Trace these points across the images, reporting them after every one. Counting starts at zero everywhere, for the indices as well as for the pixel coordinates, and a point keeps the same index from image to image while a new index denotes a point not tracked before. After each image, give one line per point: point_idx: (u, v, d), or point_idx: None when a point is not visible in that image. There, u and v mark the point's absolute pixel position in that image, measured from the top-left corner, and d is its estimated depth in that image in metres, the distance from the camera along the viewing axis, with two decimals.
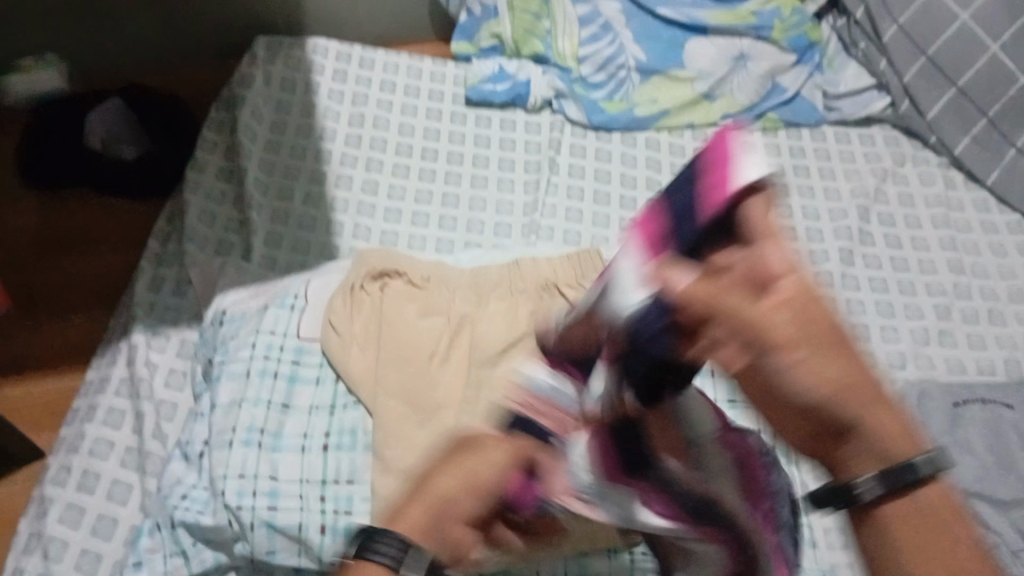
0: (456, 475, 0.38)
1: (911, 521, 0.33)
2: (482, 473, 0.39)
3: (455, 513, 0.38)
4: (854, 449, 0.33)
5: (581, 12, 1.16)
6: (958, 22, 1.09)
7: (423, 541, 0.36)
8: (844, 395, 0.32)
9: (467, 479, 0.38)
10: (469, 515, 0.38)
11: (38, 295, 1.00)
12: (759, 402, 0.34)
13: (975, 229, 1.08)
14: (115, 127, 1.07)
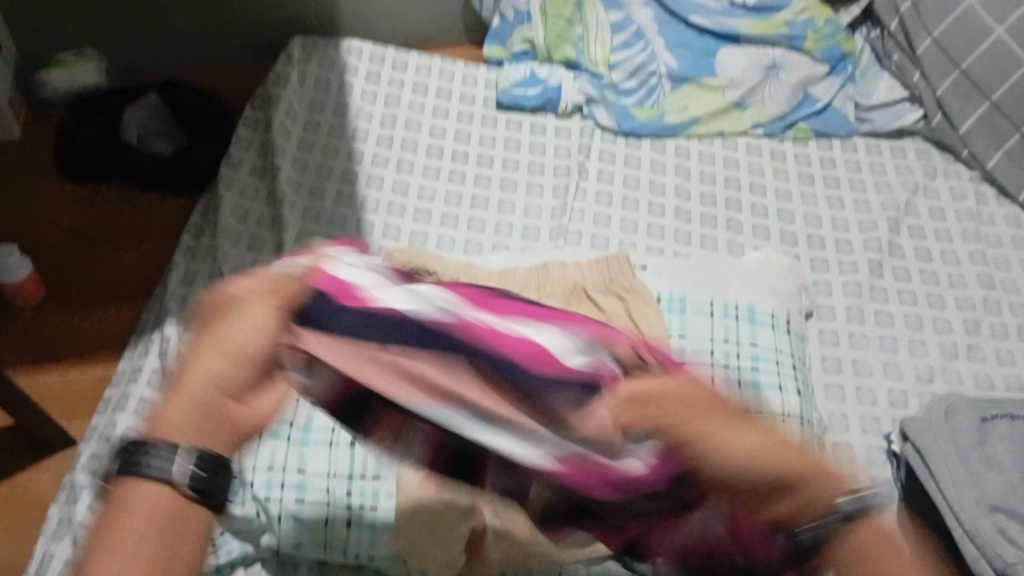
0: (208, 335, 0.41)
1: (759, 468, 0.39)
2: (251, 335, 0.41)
3: (228, 400, 0.41)
4: (803, 506, 0.39)
5: (613, 19, 1.16)
6: (993, 37, 1.08)
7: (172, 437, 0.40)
8: (682, 417, 0.38)
9: (241, 344, 0.41)
10: (222, 425, 0.41)
11: (73, 287, 1.01)
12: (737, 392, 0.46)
13: (1005, 244, 1.07)
14: (151, 124, 1.11)
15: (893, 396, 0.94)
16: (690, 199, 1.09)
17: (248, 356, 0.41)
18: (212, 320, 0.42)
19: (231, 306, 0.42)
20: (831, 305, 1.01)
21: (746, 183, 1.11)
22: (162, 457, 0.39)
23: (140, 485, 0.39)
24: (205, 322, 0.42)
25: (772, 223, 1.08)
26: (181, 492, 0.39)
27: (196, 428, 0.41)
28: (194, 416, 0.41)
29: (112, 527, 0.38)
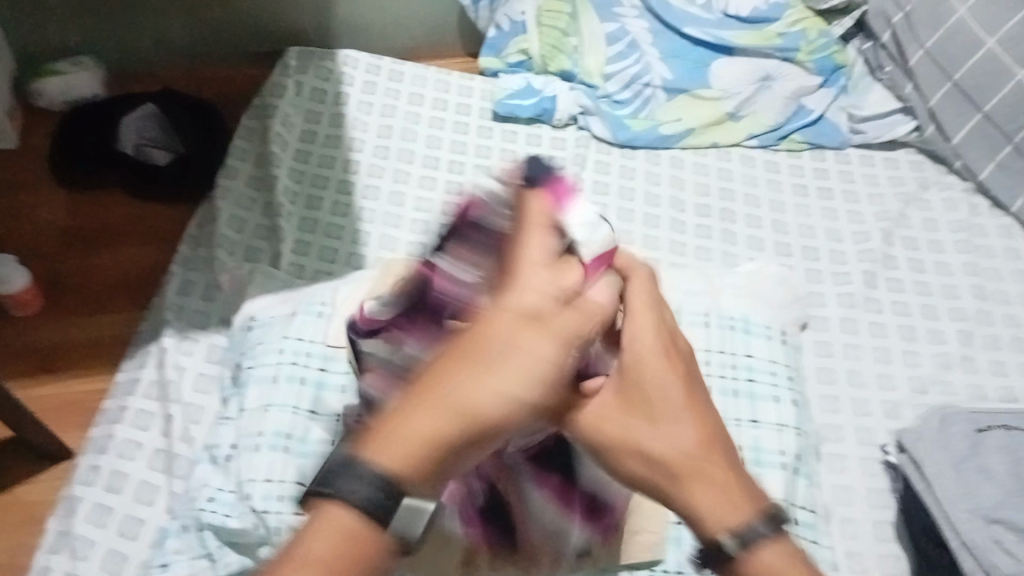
0: (467, 360, 0.44)
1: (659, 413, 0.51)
2: (509, 380, 0.43)
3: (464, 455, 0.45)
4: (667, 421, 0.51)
5: (608, 30, 1.17)
6: (985, 49, 1.09)
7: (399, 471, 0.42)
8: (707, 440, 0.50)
9: (486, 416, 0.43)
10: (458, 446, 0.43)
11: (69, 297, 1.01)
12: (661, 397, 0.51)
13: (998, 255, 1.08)
14: (146, 131, 1.11)
15: (887, 406, 0.94)
16: (685, 210, 1.10)
17: (482, 421, 0.43)
18: (483, 344, 0.44)
19: (488, 333, 0.45)
20: (825, 316, 1.01)
21: (740, 194, 1.12)
22: (369, 487, 0.42)
23: (336, 507, 0.43)
24: (477, 344, 0.45)
25: (766, 233, 1.09)
26: (376, 523, 0.43)
27: (447, 454, 0.43)
28: (418, 449, 0.43)
29: (299, 556, 0.41)
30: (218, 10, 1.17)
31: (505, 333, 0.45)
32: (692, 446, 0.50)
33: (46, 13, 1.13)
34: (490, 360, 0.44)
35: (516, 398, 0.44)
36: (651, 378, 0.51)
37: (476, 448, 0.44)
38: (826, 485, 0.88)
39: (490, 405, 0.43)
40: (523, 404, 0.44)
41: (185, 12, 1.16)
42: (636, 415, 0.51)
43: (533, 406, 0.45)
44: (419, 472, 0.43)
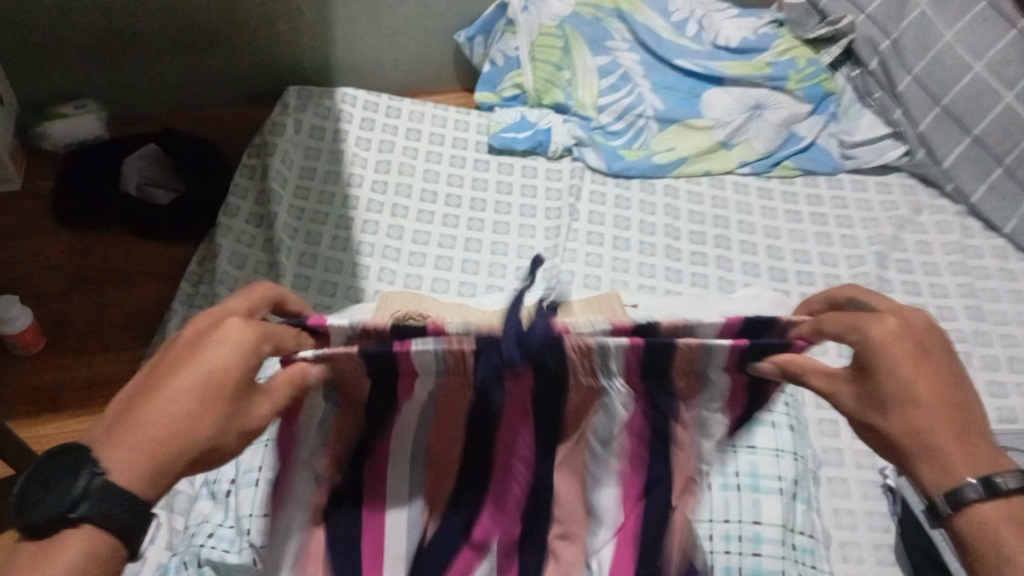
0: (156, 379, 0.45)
1: (898, 383, 0.46)
2: (233, 375, 0.46)
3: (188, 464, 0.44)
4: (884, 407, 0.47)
5: (600, 63, 1.20)
6: (972, 72, 1.12)
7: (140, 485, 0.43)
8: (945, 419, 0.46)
9: (182, 393, 0.44)
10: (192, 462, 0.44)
11: (73, 337, 1.02)
12: (899, 373, 0.47)
13: (993, 276, 1.09)
14: (150, 173, 1.14)
15: None
16: (680, 238, 1.11)
17: (185, 409, 0.44)
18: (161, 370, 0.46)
19: (186, 343, 0.46)
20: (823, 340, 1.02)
21: (735, 222, 1.13)
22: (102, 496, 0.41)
23: (84, 526, 0.42)
24: (189, 348, 0.46)
25: (761, 259, 1.10)
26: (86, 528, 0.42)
27: (160, 443, 0.43)
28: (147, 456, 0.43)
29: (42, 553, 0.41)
30: (217, 51, 1.19)
31: (220, 331, 0.47)
32: (950, 426, 0.46)
33: (51, 61, 1.15)
34: (179, 363, 0.45)
35: (221, 396, 0.45)
36: (889, 358, 0.47)
37: (209, 454, 0.45)
38: (826, 509, 0.88)
39: (185, 393, 0.44)
40: (249, 414, 0.47)
41: (185, 54, 1.18)
42: (863, 423, 0.49)
43: (253, 414, 0.48)
44: (151, 479, 0.43)
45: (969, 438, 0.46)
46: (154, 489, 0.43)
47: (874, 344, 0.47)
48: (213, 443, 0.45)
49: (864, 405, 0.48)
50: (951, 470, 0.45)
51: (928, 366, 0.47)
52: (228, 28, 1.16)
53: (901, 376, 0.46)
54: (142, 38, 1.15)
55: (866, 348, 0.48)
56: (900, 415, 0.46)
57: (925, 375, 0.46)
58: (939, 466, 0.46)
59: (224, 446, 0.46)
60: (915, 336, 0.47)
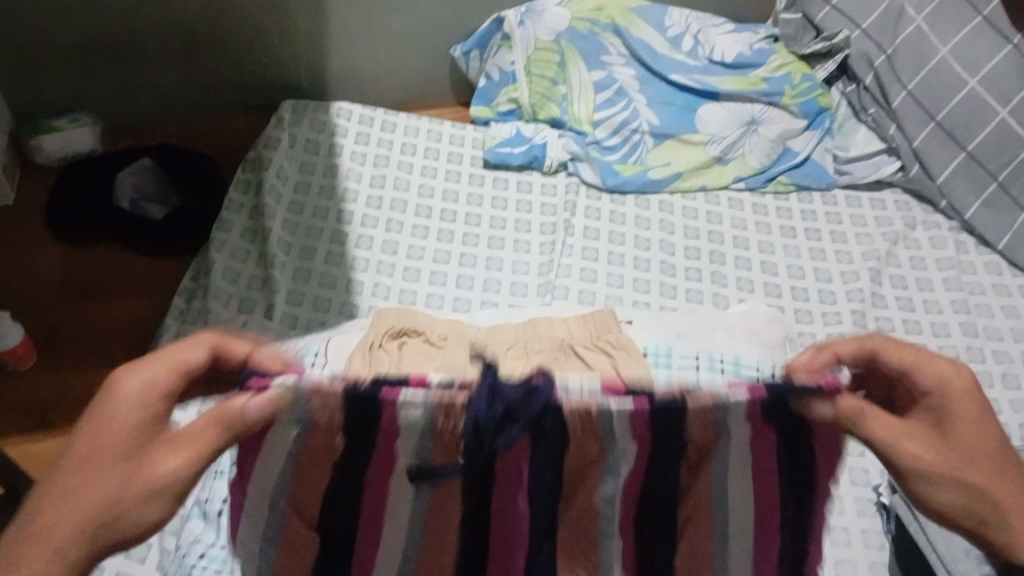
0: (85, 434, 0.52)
1: (966, 429, 0.55)
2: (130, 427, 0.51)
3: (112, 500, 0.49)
4: (960, 453, 0.54)
5: (596, 77, 1.19)
6: (966, 88, 1.12)
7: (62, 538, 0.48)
8: (1003, 473, 0.54)
9: (96, 434, 0.51)
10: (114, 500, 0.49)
11: (65, 352, 1.02)
12: (965, 418, 0.55)
13: (987, 292, 1.09)
14: (142, 187, 1.14)
15: None
16: (675, 253, 1.11)
17: (99, 447, 0.50)
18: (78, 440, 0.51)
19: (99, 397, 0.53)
20: None
21: (730, 237, 1.13)
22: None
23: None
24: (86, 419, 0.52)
25: (756, 275, 1.10)
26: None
27: (81, 499, 0.49)
28: (75, 500, 0.49)
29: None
30: (213, 64, 1.19)
31: (108, 400, 0.52)
32: (1011, 480, 0.54)
33: (48, 75, 1.15)
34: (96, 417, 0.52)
35: (103, 458, 0.50)
36: (959, 412, 0.56)
37: (120, 510, 0.49)
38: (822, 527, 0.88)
39: (103, 433, 0.51)
40: (145, 458, 0.50)
41: (180, 67, 1.18)
42: (954, 482, 0.53)
43: (161, 444, 0.51)
44: (63, 562, 0.47)
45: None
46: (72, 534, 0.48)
47: (949, 395, 0.56)
48: (119, 498, 0.49)
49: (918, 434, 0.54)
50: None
51: (985, 420, 0.56)
52: (223, 41, 1.16)
53: (963, 419, 0.55)
54: (139, 54, 1.15)
55: (948, 392, 0.56)
56: (974, 463, 0.54)
57: (980, 426, 0.55)
58: (1018, 520, 0.53)
59: (142, 497, 0.49)
60: (975, 405, 0.56)
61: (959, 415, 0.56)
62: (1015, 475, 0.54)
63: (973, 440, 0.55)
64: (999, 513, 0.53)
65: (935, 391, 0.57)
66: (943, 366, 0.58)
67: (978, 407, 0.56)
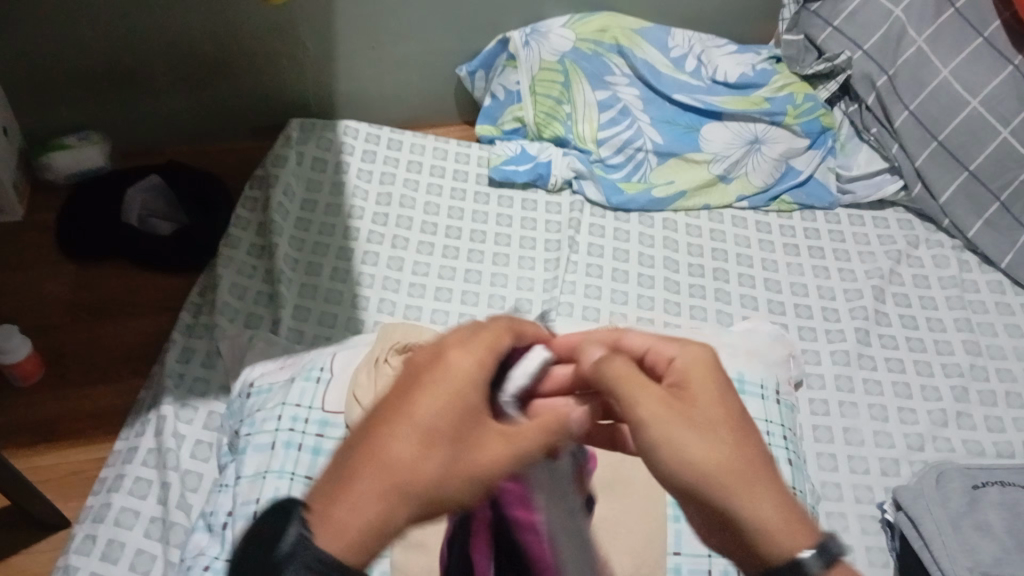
0: (407, 410, 0.49)
1: (693, 399, 0.52)
2: (470, 428, 0.50)
3: (411, 509, 0.47)
4: (676, 429, 0.50)
5: (600, 97, 1.20)
6: (967, 109, 1.13)
7: (349, 540, 0.45)
8: (723, 460, 0.50)
9: (427, 424, 0.49)
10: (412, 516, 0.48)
11: (72, 366, 1.03)
12: (698, 390, 0.52)
13: (990, 310, 1.10)
14: (152, 205, 1.14)
15: (884, 464, 0.95)
16: (679, 270, 1.12)
17: (435, 444, 0.48)
18: (401, 414, 0.49)
19: (428, 381, 0.50)
20: (820, 373, 1.03)
21: (733, 254, 1.14)
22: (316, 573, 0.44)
23: None
24: (409, 391, 0.50)
25: (760, 292, 1.11)
26: None
27: (394, 490, 0.47)
28: (390, 496, 0.47)
29: None
30: (221, 83, 1.20)
31: (439, 374, 0.51)
32: (737, 454, 0.50)
33: (60, 93, 1.17)
34: (424, 401, 0.49)
35: (441, 440, 0.48)
36: (688, 390, 0.52)
37: (424, 503, 0.48)
38: None
39: (436, 428, 0.49)
40: (480, 458, 0.49)
41: (188, 87, 1.20)
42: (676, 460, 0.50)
43: (483, 454, 0.49)
44: (367, 542, 0.46)
45: (748, 474, 0.50)
46: (363, 534, 0.46)
47: (684, 366, 0.53)
48: (428, 491, 0.48)
49: (732, 462, 0.50)
50: (771, 529, 0.49)
51: (721, 395, 0.52)
52: (231, 61, 1.18)
53: (699, 393, 0.52)
54: (150, 75, 1.17)
55: (683, 368, 0.53)
56: (707, 434, 0.50)
57: (714, 400, 0.52)
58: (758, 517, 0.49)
59: (451, 492, 0.48)
60: (706, 376, 0.53)
61: (695, 388, 0.52)
62: (732, 444, 0.50)
63: (691, 410, 0.51)
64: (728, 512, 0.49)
65: (677, 360, 0.54)
66: (671, 346, 0.55)
67: (710, 378, 0.53)
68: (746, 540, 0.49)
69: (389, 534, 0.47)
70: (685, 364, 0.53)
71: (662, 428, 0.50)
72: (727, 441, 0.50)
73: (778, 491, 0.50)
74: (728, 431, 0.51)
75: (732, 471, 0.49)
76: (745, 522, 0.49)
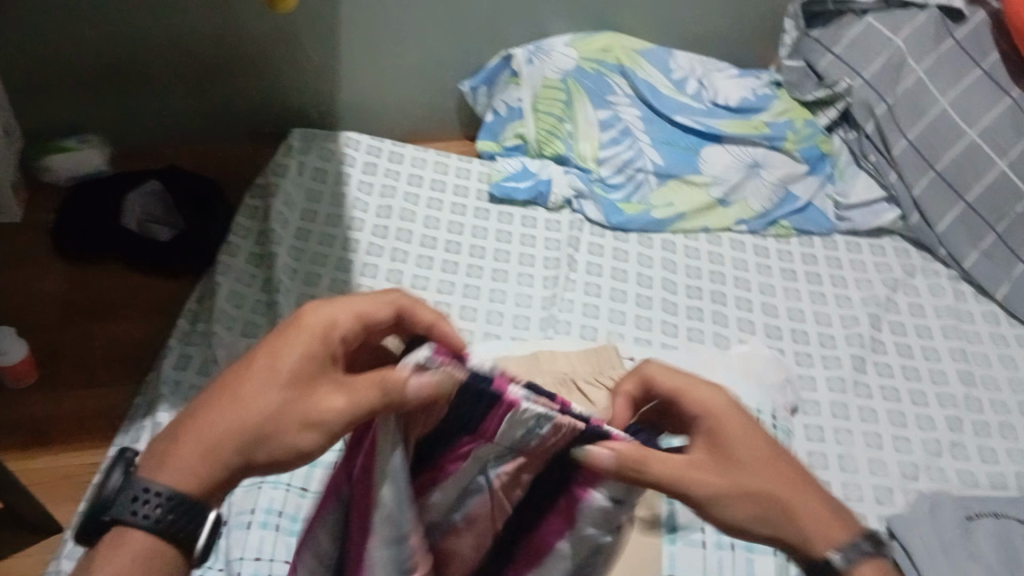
0: (250, 364, 0.52)
1: (734, 439, 0.55)
2: (322, 379, 0.51)
3: (237, 452, 0.51)
4: (731, 474, 0.55)
5: (601, 117, 1.21)
6: (966, 138, 1.15)
7: (178, 475, 0.51)
8: (775, 492, 0.55)
9: (259, 376, 0.52)
10: (241, 457, 0.51)
11: (66, 370, 1.02)
12: (738, 434, 0.56)
13: (984, 341, 1.10)
14: (151, 210, 1.14)
15: (879, 492, 0.96)
16: (677, 292, 1.12)
17: (264, 394, 0.51)
18: (242, 369, 0.53)
19: (275, 336, 0.53)
20: (816, 399, 1.03)
21: (731, 278, 1.15)
22: (150, 504, 0.51)
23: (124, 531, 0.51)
24: (258, 346, 0.53)
25: (757, 316, 1.11)
26: (154, 540, 0.51)
27: (222, 436, 0.51)
28: (217, 438, 0.51)
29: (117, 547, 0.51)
30: (225, 90, 1.20)
31: (291, 327, 0.53)
32: (782, 474, 0.56)
33: (63, 95, 1.16)
34: (264, 355, 0.52)
35: (279, 381, 0.51)
36: (724, 434, 0.56)
37: (257, 440, 0.51)
38: None
39: (270, 379, 0.51)
40: (315, 407, 0.51)
41: (190, 92, 1.20)
42: (743, 497, 0.54)
43: (319, 406, 0.51)
44: (203, 472, 0.51)
45: (797, 496, 0.55)
46: (189, 472, 0.51)
47: (709, 409, 0.56)
48: (258, 426, 0.51)
49: (789, 486, 0.55)
50: (825, 533, 0.55)
51: (755, 433, 0.56)
52: (236, 69, 1.18)
53: (744, 438, 0.56)
54: (153, 78, 1.17)
55: (714, 417, 0.56)
56: (759, 473, 0.55)
57: (750, 439, 0.56)
58: (815, 523, 0.55)
59: (277, 436, 0.51)
60: (736, 416, 0.56)
61: (730, 437, 0.55)
62: (769, 472, 0.55)
63: (738, 453, 0.55)
64: (795, 529, 0.55)
65: (705, 407, 0.57)
66: (703, 393, 0.57)
67: (739, 419, 0.56)
68: (796, 545, 0.55)
69: (215, 472, 0.51)
70: (713, 407, 0.57)
71: (718, 485, 0.54)
72: (762, 473, 0.55)
73: (819, 496, 0.56)
74: (765, 460, 0.56)
75: (792, 489, 0.55)
76: (793, 536, 0.55)
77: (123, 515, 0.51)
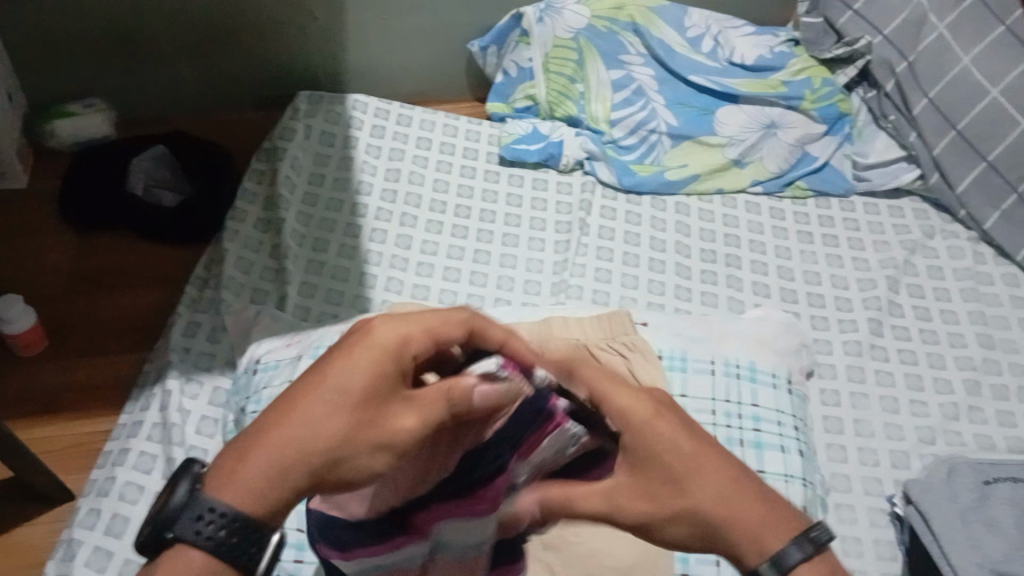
0: (313, 384, 0.47)
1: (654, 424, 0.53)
2: (404, 418, 0.47)
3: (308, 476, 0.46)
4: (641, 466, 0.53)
5: (614, 76, 1.18)
6: (988, 98, 1.10)
7: (249, 503, 0.45)
8: (714, 512, 0.48)
9: (336, 394, 0.47)
10: (308, 480, 0.47)
11: (76, 337, 1.01)
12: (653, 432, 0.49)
13: (1004, 304, 1.08)
14: (155, 173, 1.12)
15: (894, 456, 0.95)
16: (690, 255, 1.10)
17: (341, 404, 0.47)
18: (312, 380, 0.48)
19: (344, 354, 0.48)
20: (831, 363, 1.02)
21: (746, 241, 1.13)
22: (213, 524, 0.45)
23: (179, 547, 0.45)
24: (325, 361, 0.48)
25: (772, 280, 1.09)
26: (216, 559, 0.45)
27: (287, 460, 0.46)
28: (280, 460, 0.46)
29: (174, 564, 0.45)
30: (231, 53, 1.18)
31: (356, 344, 0.48)
32: (709, 483, 0.48)
33: (66, 59, 1.15)
34: (334, 368, 0.48)
35: (347, 408, 0.47)
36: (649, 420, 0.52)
37: (335, 467, 0.47)
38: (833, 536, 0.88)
39: (347, 391, 0.47)
40: (384, 427, 0.47)
41: (195, 55, 1.18)
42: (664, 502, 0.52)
43: (389, 428, 0.47)
44: (269, 500, 0.46)
45: (732, 504, 0.48)
46: (259, 495, 0.46)
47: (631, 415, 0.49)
48: (331, 454, 0.47)
49: (728, 492, 0.48)
50: (759, 542, 0.47)
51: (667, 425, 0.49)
52: (241, 31, 1.16)
53: (658, 434, 0.49)
54: (158, 42, 1.15)
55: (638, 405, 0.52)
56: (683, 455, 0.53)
57: (661, 431, 0.49)
58: (746, 535, 0.47)
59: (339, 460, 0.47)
60: (657, 411, 0.50)
61: (632, 423, 0.49)
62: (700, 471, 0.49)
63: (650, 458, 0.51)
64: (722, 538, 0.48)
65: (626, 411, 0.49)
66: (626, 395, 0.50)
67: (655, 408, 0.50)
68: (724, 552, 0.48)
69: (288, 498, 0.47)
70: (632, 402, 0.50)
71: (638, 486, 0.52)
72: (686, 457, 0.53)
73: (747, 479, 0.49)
74: (698, 460, 0.49)
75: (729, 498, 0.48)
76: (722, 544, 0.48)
77: (185, 532, 0.45)
